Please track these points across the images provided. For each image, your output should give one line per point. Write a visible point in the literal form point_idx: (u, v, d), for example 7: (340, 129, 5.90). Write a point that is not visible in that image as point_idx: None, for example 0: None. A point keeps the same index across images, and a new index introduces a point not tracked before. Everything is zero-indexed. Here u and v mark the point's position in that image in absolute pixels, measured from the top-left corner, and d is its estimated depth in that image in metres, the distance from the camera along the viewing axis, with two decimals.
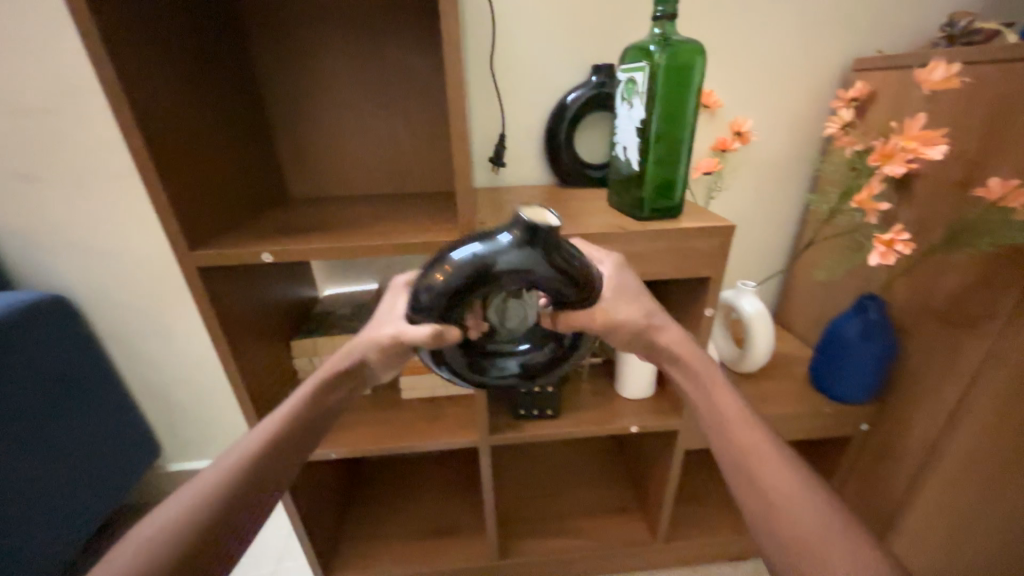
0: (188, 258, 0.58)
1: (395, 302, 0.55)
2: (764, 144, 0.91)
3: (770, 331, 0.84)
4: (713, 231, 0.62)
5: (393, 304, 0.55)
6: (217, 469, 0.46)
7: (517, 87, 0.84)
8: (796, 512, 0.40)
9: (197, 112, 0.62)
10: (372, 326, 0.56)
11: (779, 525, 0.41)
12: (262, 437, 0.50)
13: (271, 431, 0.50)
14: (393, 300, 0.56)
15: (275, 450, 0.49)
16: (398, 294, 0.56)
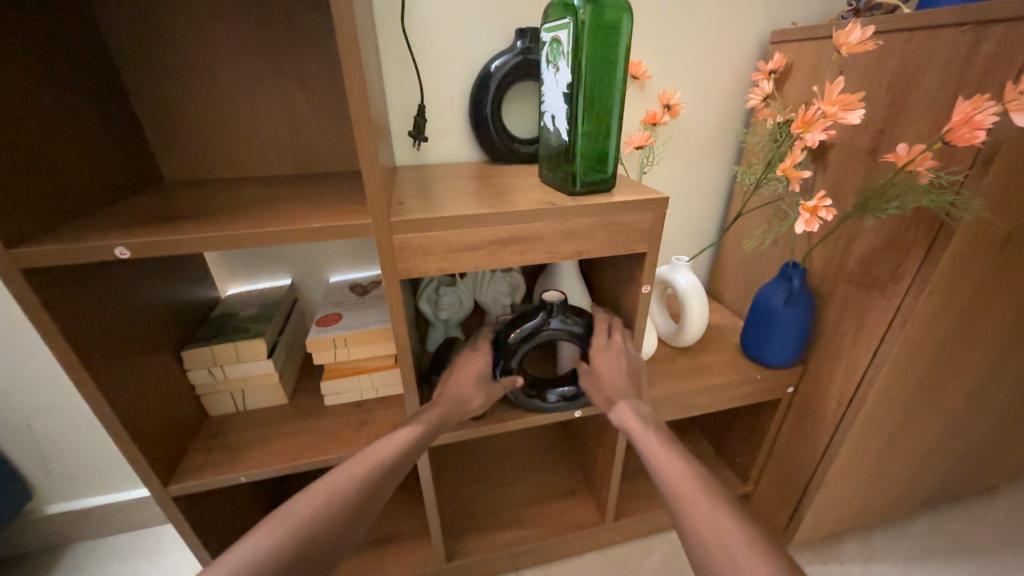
0: (4, 259, 0.45)
1: (475, 361, 0.70)
2: (692, 118, 0.91)
3: (705, 304, 0.85)
4: (646, 204, 0.59)
5: (473, 359, 0.70)
6: (300, 500, 0.50)
7: (435, 51, 0.75)
8: (700, 515, 0.47)
9: (7, 67, 0.48)
10: (460, 379, 0.68)
11: (692, 523, 0.47)
12: (361, 466, 0.54)
13: (373, 462, 0.55)
14: (467, 362, 0.70)
15: (370, 480, 0.54)
16: (474, 354, 0.71)
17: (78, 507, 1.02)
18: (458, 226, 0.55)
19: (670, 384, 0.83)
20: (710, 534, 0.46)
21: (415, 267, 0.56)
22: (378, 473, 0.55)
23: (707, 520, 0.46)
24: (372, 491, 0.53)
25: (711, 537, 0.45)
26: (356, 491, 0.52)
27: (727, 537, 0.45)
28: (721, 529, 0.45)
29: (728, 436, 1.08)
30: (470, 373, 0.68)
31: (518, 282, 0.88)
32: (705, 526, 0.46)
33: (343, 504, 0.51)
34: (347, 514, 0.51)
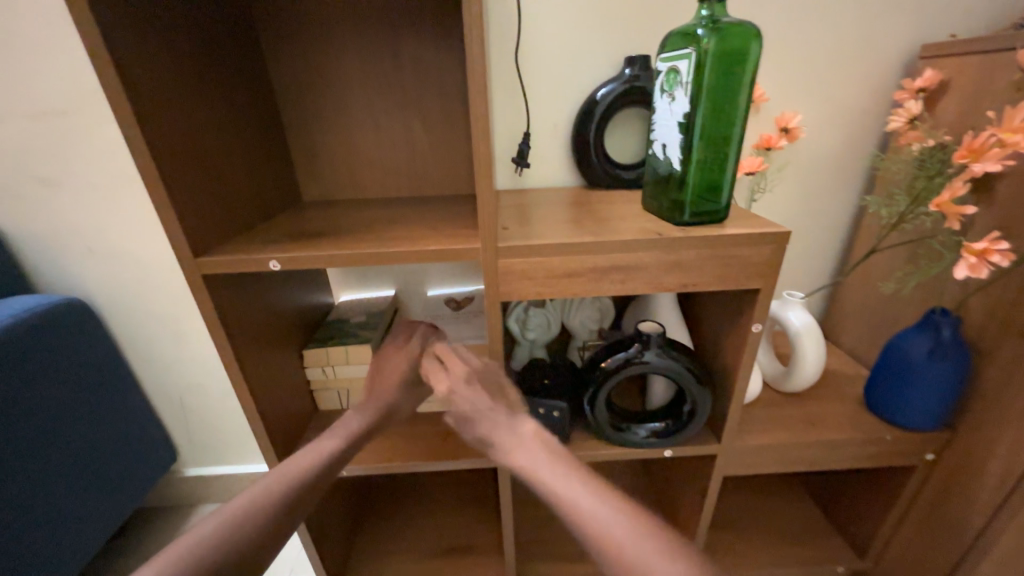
0: (192, 265, 0.55)
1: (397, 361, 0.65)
2: (814, 142, 0.83)
3: (821, 347, 0.77)
4: (764, 238, 0.55)
5: (397, 357, 0.65)
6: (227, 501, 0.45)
7: (544, 82, 0.78)
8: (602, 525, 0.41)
9: (205, 108, 0.59)
10: (381, 382, 0.65)
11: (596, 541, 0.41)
12: (287, 472, 0.50)
13: (254, 491, 0.47)
14: (391, 361, 0.65)
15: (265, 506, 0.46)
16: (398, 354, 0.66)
17: (208, 473, 1.19)
18: (562, 252, 0.56)
19: (774, 432, 0.75)
20: (614, 546, 0.40)
21: (517, 291, 0.58)
22: (302, 482, 0.50)
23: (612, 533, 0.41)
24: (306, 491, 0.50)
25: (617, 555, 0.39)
26: (285, 496, 0.48)
27: (638, 550, 0.39)
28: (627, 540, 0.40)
29: (840, 499, 0.94)
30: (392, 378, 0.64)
31: (608, 308, 0.87)
32: (604, 538, 0.41)
33: (272, 508, 0.46)
34: (279, 517, 0.46)
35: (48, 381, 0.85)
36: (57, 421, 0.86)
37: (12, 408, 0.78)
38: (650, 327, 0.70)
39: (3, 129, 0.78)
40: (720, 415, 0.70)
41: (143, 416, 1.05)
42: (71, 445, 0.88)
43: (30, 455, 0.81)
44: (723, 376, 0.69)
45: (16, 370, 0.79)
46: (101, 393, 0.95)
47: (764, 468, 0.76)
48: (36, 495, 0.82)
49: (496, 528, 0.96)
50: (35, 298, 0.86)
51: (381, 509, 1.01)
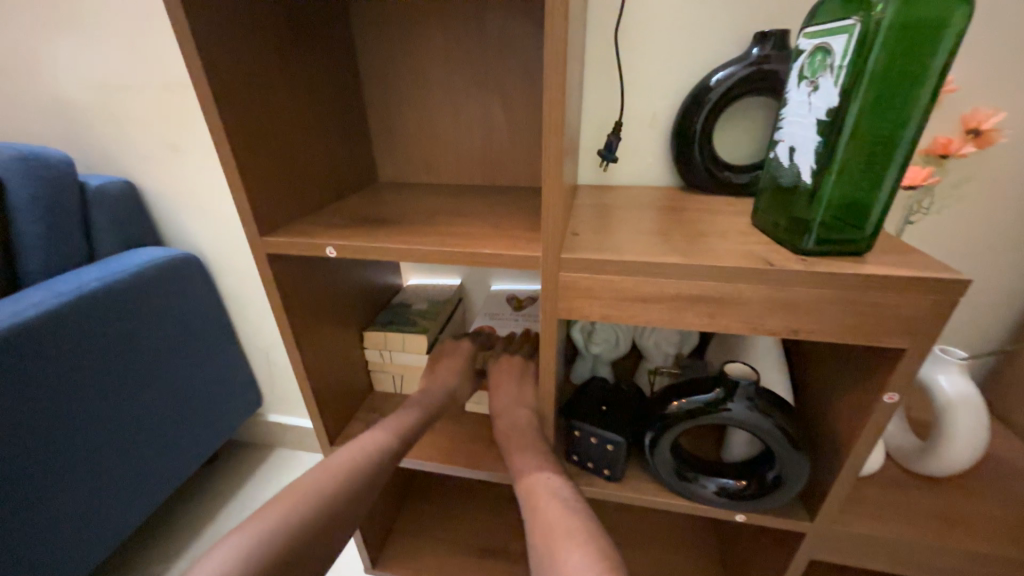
0: (259, 243, 0.56)
1: (451, 362, 0.75)
2: (1018, 152, 0.61)
3: (983, 427, 0.58)
4: (922, 286, 0.41)
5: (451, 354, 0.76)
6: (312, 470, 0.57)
7: (646, 64, 0.67)
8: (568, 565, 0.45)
9: (287, 87, 0.59)
10: (437, 373, 0.74)
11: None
12: (352, 454, 0.59)
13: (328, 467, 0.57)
14: (448, 356, 0.76)
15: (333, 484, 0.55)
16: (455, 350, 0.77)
17: (286, 422, 1.31)
18: (637, 272, 0.47)
19: (893, 524, 0.59)
20: None
21: (578, 309, 0.50)
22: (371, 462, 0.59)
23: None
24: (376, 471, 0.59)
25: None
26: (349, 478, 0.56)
27: None
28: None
29: None
30: (448, 368, 0.74)
31: (690, 333, 0.75)
32: None
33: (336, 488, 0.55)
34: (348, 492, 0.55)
35: (162, 325, 0.97)
36: (167, 360, 0.98)
37: (130, 345, 0.90)
38: (742, 371, 0.57)
39: (143, 99, 0.89)
40: (817, 490, 0.57)
41: (237, 364, 1.17)
42: (176, 382, 1.01)
43: (143, 387, 0.93)
44: (829, 444, 0.55)
45: (136, 312, 0.91)
46: (205, 339, 1.07)
47: (868, 562, 0.60)
48: (147, 420, 0.95)
49: None
50: (159, 251, 0.98)
51: (424, 494, 1.02)
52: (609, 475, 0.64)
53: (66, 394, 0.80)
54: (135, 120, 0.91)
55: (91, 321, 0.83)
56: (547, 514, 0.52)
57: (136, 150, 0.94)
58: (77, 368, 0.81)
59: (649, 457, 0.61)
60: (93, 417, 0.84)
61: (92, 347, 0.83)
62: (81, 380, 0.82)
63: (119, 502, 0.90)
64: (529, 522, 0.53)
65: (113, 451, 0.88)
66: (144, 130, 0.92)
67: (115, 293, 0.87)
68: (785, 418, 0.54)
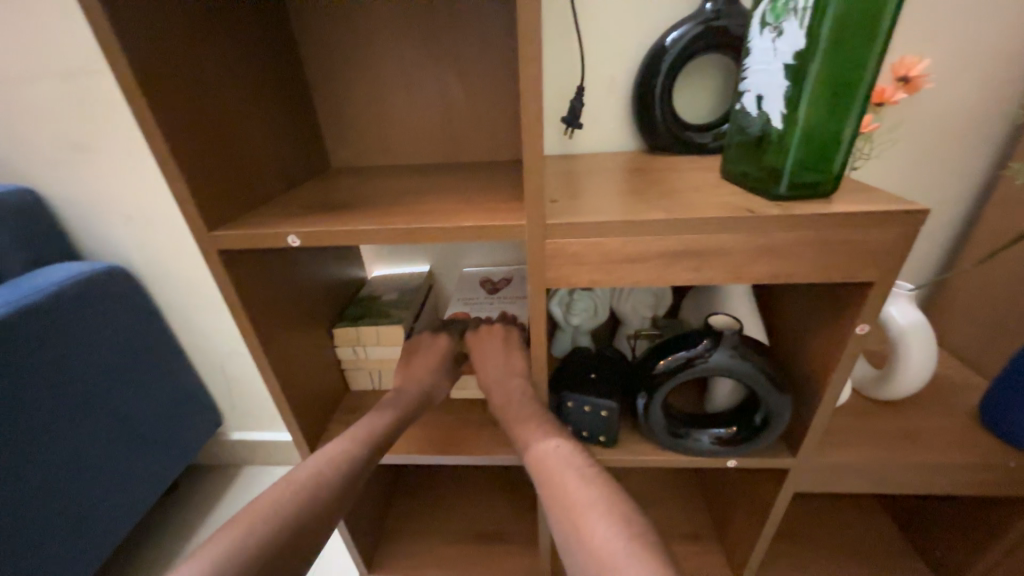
0: (207, 241, 0.50)
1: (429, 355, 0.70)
2: (943, 96, 0.66)
3: (932, 350, 0.63)
4: (887, 219, 0.43)
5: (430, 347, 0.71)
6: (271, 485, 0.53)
7: (602, 26, 0.66)
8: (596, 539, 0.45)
9: (219, 63, 0.52)
10: (415, 368, 0.69)
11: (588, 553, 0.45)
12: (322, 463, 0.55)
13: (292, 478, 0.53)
14: (426, 349, 0.71)
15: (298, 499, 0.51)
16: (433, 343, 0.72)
17: (251, 438, 1.22)
18: (622, 233, 0.46)
19: (863, 448, 0.63)
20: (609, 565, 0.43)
21: (566, 277, 0.49)
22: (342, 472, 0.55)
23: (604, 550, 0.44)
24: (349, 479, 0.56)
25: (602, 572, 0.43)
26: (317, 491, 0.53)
27: (607, 549, 0.44)
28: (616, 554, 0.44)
29: (926, 518, 0.82)
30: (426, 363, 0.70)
31: (664, 294, 0.77)
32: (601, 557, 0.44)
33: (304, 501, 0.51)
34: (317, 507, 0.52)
35: (97, 348, 0.86)
36: (108, 387, 0.88)
37: (60, 375, 0.79)
38: (725, 322, 0.59)
39: (38, 93, 0.77)
40: (798, 426, 0.60)
41: (189, 383, 1.07)
42: (121, 410, 0.91)
43: (82, 420, 0.83)
44: (806, 382, 0.58)
45: (63, 338, 0.80)
46: (149, 359, 0.97)
47: (844, 486, 0.65)
48: (90, 457, 0.85)
49: (529, 518, 0.92)
50: (81, 265, 0.87)
51: (413, 490, 0.99)
52: (604, 441, 0.65)
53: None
54: (32, 118, 0.79)
55: (12, 352, 0.72)
56: (565, 489, 0.51)
57: (35, 153, 0.82)
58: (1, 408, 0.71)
59: (642, 418, 0.62)
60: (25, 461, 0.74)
61: (16, 381, 0.73)
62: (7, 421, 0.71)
63: (69, 550, 0.81)
64: (546, 499, 0.52)
65: (54, 496, 0.78)
66: (45, 129, 0.80)
67: (38, 318, 0.76)
68: (765, 361, 0.56)
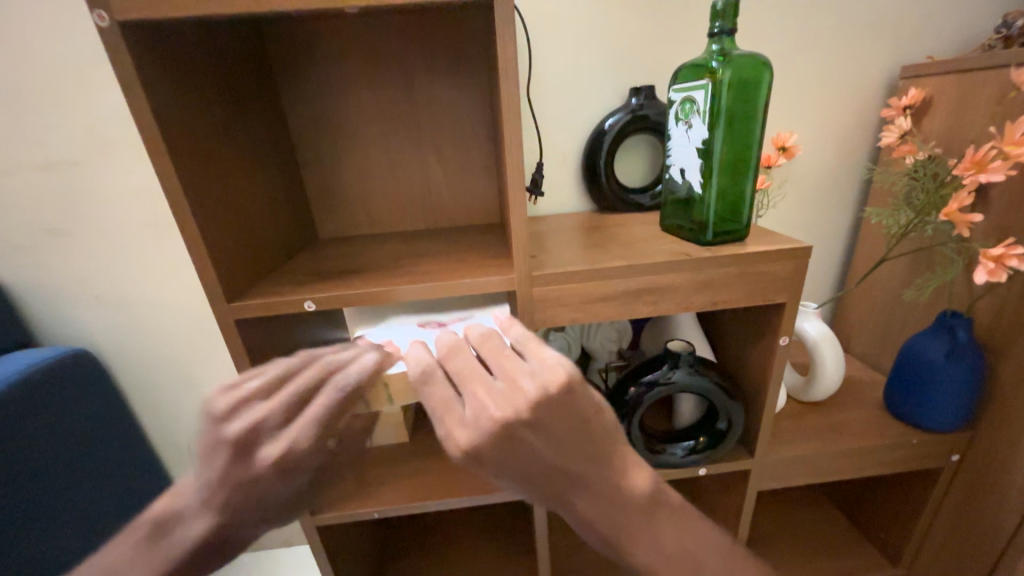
0: (225, 311, 0.55)
1: None
2: (812, 159, 0.87)
3: (840, 355, 0.78)
4: (787, 254, 0.57)
5: None
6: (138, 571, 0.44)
7: (553, 115, 0.82)
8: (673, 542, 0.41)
9: (233, 154, 0.59)
10: None
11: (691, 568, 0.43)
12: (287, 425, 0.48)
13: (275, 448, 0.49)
14: None
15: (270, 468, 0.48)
16: None
17: None
18: (593, 278, 0.57)
19: (805, 444, 0.75)
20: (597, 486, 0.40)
21: (551, 318, 0.59)
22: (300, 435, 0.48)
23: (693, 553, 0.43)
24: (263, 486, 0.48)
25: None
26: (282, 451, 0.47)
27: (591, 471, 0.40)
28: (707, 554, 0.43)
29: (866, 505, 0.94)
30: None
31: (626, 328, 0.88)
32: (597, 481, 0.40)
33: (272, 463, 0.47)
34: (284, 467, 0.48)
35: (66, 436, 0.82)
36: (70, 479, 0.82)
37: (29, 467, 0.74)
38: (680, 345, 0.71)
39: (14, 183, 0.78)
40: (751, 430, 0.71)
41: (151, 469, 1.01)
42: (82, 504, 0.84)
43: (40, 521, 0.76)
44: (752, 389, 0.69)
45: (35, 427, 0.76)
46: (110, 445, 0.91)
47: (796, 479, 0.76)
48: (53, 560, 0.77)
49: (524, 562, 0.93)
50: (43, 350, 0.83)
51: (403, 552, 0.97)
52: None
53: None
54: (3, 207, 0.79)
55: None
56: (609, 521, 0.41)
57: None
58: None
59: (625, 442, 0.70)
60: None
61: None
62: None
63: None
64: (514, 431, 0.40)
65: None
66: (18, 216, 0.80)
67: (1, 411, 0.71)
68: (717, 376, 0.67)
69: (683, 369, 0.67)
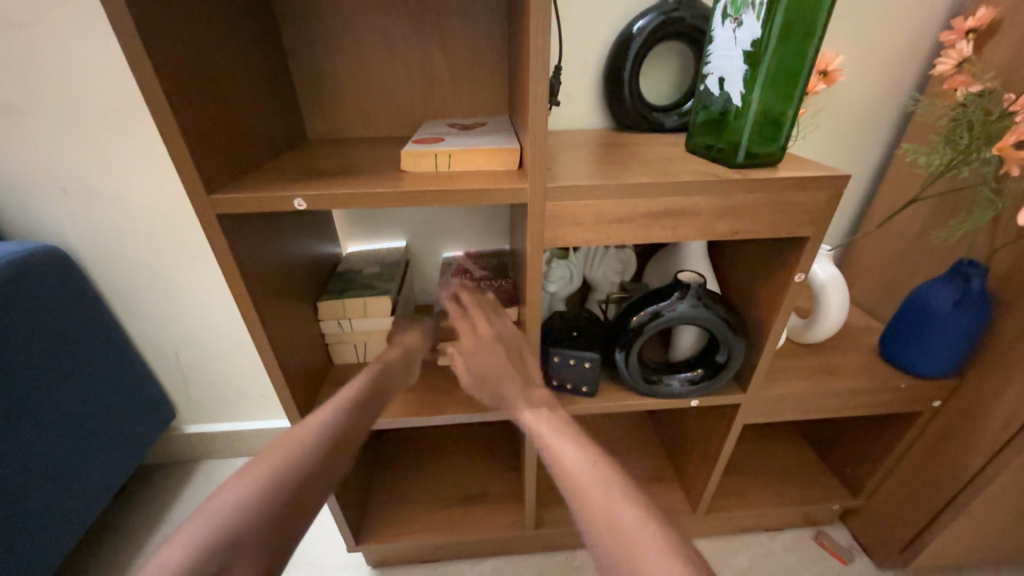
0: (206, 203, 0.50)
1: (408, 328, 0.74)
2: (853, 88, 0.80)
3: (846, 300, 0.77)
4: (822, 183, 0.53)
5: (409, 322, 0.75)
6: None
7: (577, 11, 0.72)
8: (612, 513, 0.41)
9: (206, 20, 0.51)
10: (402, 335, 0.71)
11: (593, 506, 0.42)
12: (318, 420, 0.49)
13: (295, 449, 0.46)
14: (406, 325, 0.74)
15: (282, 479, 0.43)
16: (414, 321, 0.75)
17: (207, 430, 1.15)
18: (612, 194, 0.52)
19: (796, 382, 0.76)
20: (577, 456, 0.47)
21: (562, 237, 0.55)
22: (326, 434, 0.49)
23: (593, 481, 0.44)
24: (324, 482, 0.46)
25: (616, 538, 0.39)
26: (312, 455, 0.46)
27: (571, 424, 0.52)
28: (610, 490, 0.42)
29: (838, 443, 0.99)
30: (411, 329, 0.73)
31: (630, 260, 0.84)
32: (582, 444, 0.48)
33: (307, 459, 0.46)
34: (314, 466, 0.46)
35: (41, 337, 0.79)
36: (50, 380, 0.80)
37: (6, 363, 0.73)
38: (690, 277, 0.68)
39: None
40: (748, 365, 0.71)
41: (139, 373, 0.99)
42: (66, 406, 0.83)
43: (14, 420, 0.73)
44: (755, 327, 0.68)
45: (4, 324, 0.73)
46: (90, 349, 0.88)
47: (782, 415, 0.78)
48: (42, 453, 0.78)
49: (509, 478, 0.97)
50: (6, 245, 0.77)
51: (392, 466, 1.01)
52: (587, 391, 0.72)
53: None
54: None
55: None
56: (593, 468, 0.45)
57: None
58: None
59: (622, 369, 0.69)
60: None
61: None
62: None
63: (14, 561, 0.73)
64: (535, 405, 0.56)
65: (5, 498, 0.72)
66: None
67: None
68: (723, 308, 0.66)
69: (689, 301, 0.64)
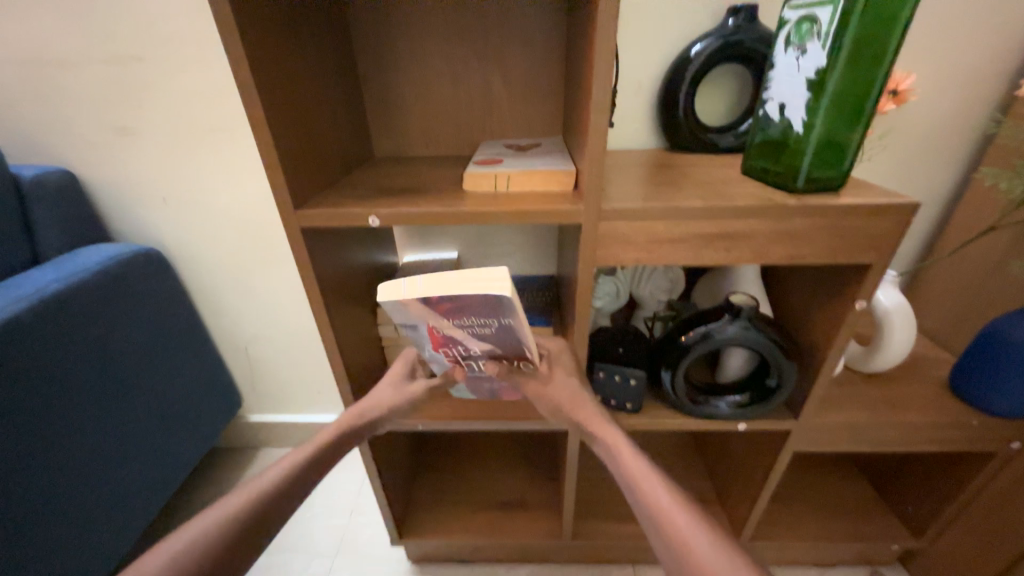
0: (293, 217, 0.56)
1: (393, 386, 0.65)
2: (926, 107, 0.76)
3: (912, 328, 0.73)
4: (886, 210, 0.52)
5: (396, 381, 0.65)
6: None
7: (635, 35, 0.74)
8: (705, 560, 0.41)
9: (300, 56, 0.57)
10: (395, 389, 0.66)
11: (681, 551, 0.43)
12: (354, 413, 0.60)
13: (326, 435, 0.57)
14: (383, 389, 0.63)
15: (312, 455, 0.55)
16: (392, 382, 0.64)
17: (268, 419, 1.25)
18: (666, 217, 0.54)
19: (853, 411, 0.73)
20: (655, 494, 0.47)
21: (614, 256, 0.57)
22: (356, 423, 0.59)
23: (681, 529, 0.44)
24: (252, 525, 0.48)
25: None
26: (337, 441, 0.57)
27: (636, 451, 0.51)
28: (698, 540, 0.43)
29: (898, 479, 0.93)
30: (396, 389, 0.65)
31: (678, 278, 0.84)
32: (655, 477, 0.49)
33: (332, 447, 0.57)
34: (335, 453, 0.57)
35: (136, 329, 0.89)
36: (141, 367, 0.90)
37: (106, 351, 0.83)
38: (742, 299, 0.67)
39: (85, 75, 0.79)
40: (800, 391, 0.69)
41: (214, 364, 1.10)
42: (154, 390, 0.93)
43: (111, 402, 0.83)
44: (809, 352, 0.67)
45: (106, 316, 0.83)
46: (176, 340, 0.99)
47: (836, 446, 0.75)
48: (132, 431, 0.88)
49: (546, 487, 0.99)
50: (114, 247, 0.89)
51: (435, 466, 1.05)
52: (630, 408, 0.73)
53: (25, 416, 0.69)
54: (79, 102, 0.81)
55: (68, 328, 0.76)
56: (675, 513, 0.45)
57: (73, 132, 0.83)
58: (58, 381, 0.74)
59: (666, 387, 0.69)
60: (78, 433, 0.77)
61: (56, 366, 0.74)
62: (61, 394, 0.74)
63: (109, 526, 0.83)
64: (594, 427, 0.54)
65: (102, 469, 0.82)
66: (90, 112, 0.82)
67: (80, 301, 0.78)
68: (774, 332, 0.65)
69: (739, 324, 0.64)
